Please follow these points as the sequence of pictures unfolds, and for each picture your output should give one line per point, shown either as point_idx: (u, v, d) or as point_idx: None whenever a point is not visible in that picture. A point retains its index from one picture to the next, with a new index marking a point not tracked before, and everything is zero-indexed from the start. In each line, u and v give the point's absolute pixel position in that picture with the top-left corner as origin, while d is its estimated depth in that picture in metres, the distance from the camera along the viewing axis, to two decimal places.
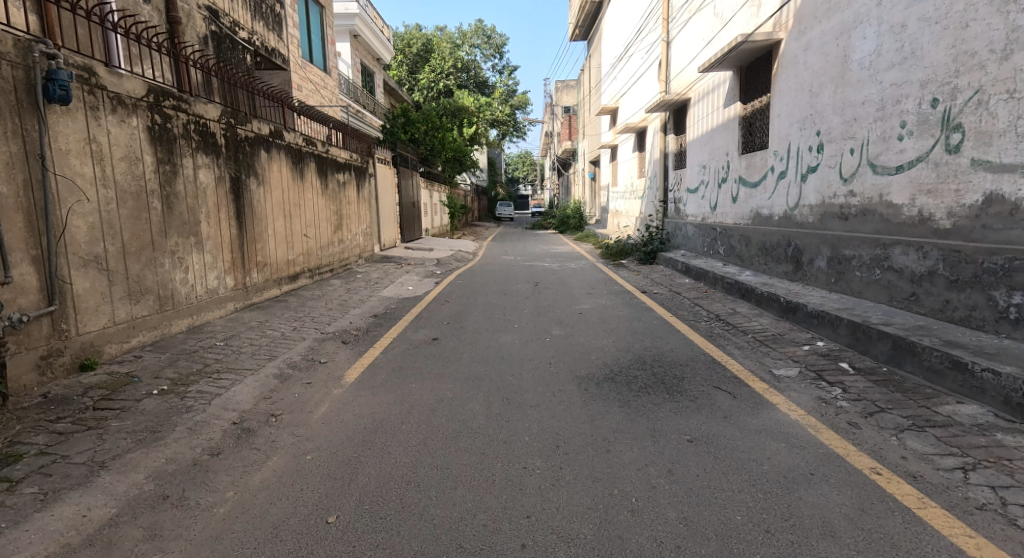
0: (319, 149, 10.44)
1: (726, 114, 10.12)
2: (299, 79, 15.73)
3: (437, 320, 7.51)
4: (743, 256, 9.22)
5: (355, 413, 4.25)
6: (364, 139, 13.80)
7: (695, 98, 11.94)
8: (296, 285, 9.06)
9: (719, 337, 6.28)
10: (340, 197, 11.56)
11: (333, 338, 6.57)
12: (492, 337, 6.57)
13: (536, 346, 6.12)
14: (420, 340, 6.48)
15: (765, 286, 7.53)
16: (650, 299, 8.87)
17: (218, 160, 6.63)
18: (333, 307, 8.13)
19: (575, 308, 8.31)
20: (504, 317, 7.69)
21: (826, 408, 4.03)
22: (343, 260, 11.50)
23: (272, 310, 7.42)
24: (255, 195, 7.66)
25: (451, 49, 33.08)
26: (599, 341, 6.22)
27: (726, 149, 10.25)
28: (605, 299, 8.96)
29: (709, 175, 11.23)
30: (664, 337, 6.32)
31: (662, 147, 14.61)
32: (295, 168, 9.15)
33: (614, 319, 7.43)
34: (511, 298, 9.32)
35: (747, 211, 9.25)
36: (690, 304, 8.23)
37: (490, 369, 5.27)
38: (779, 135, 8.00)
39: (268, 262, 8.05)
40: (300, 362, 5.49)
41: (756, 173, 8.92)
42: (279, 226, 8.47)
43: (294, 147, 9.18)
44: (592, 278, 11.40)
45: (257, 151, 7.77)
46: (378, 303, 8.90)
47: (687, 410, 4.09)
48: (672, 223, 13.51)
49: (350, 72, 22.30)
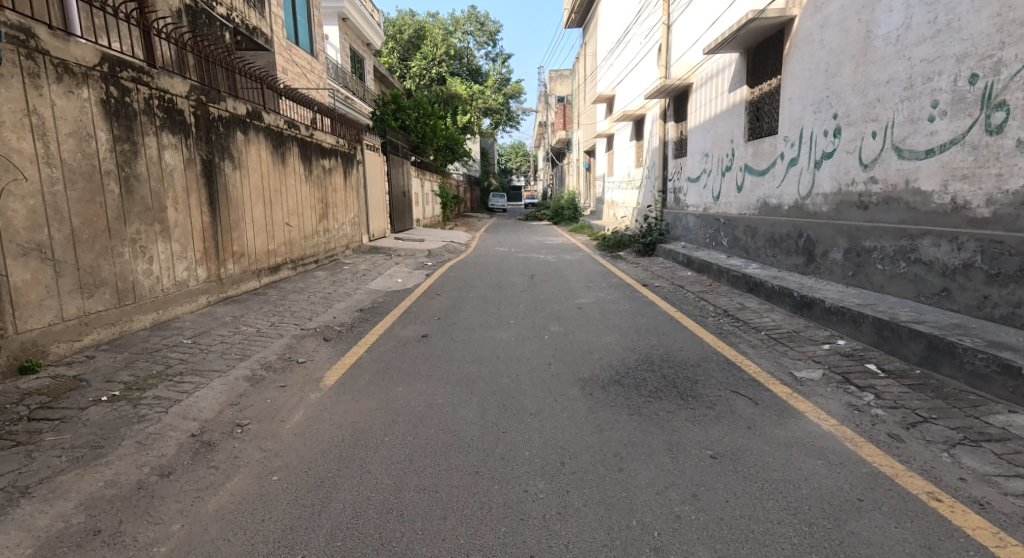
0: (303, 133, 9.90)
1: (731, 99, 9.67)
2: (285, 62, 15.13)
3: (428, 316, 7.04)
4: (749, 248, 8.78)
5: (333, 422, 3.77)
6: (352, 125, 13.25)
7: (698, 83, 11.48)
8: (277, 277, 8.55)
9: (730, 334, 5.86)
10: (326, 184, 11.03)
11: (314, 334, 6.08)
12: (487, 334, 6.12)
13: (534, 344, 5.67)
14: (409, 338, 6.01)
15: (775, 279, 7.11)
16: (653, 293, 8.43)
17: (187, 140, 6.13)
18: (316, 301, 7.62)
19: (574, 302, 7.87)
20: (499, 312, 7.24)
21: (860, 416, 3.58)
22: (329, 250, 10.98)
23: (249, 304, 6.90)
24: (231, 180, 7.14)
25: (444, 35, 32.43)
26: (601, 338, 5.79)
27: (731, 136, 9.80)
28: (605, 293, 8.53)
29: (711, 164, 10.80)
30: (671, 335, 5.89)
31: (661, 135, 14.16)
32: (276, 153, 8.62)
33: (616, 314, 6.99)
34: (507, 291, 8.85)
35: (754, 201, 8.81)
36: (695, 298, 7.79)
37: (485, 371, 4.82)
38: (789, 119, 7.55)
39: (246, 252, 7.53)
40: (276, 362, 5.00)
41: (763, 160, 8.48)
42: (259, 213, 7.95)
43: (275, 130, 8.64)
44: (590, 271, 10.96)
45: (233, 133, 7.24)
46: (365, 297, 8.40)
47: (705, 419, 3.67)
48: (672, 213, 13.07)
49: (339, 56, 21.74)
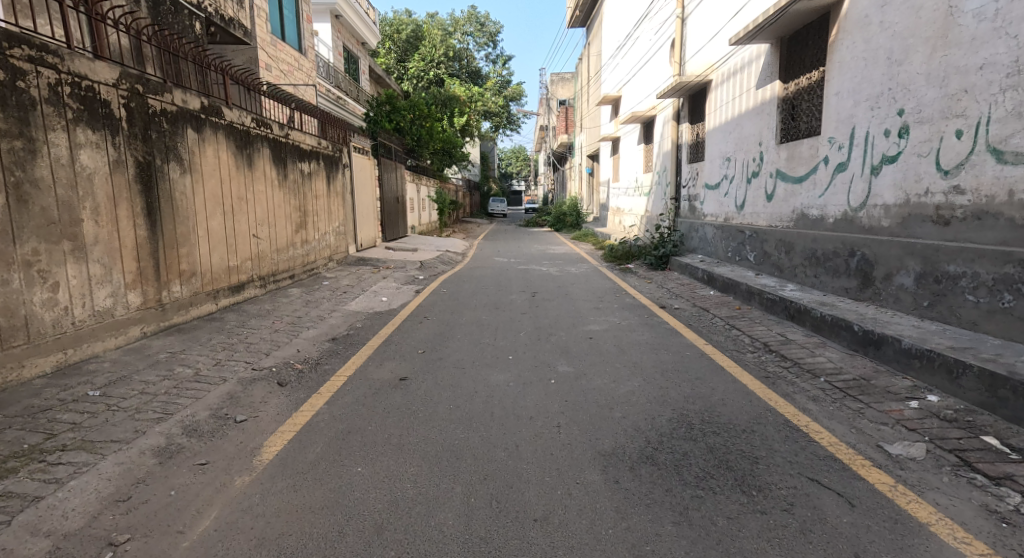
0: (276, 133, 8.80)
1: (760, 96, 8.60)
2: (268, 58, 14.10)
3: (411, 349, 5.96)
4: (783, 266, 7.69)
5: (258, 536, 2.68)
6: (337, 125, 12.16)
7: (719, 80, 10.41)
8: (241, 296, 7.44)
9: (780, 380, 4.73)
10: (304, 190, 9.91)
11: (267, 376, 4.95)
12: (479, 377, 5.01)
13: (537, 394, 4.56)
14: (385, 382, 4.91)
15: (824, 306, 6.00)
16: (673, 319, 7.31)
17: (116, 137, 5.05)
18: (281, 329, 6.51)
19: (583, 330, 6.75)
20: (495, 343, 6.12)
21: (1017, 540, 2.50)
22: (306, 264, 9.85)
23: (197, 334, 5.78)
24: (177, 186, 6.02)
25: (442, 35, 31.40)
26: (621, 387, 4.67)
27: (759, 138, 8.72)
28: (618, 318, 7.41)
29: (734, 170, 9.74)
30: (708, 381, 4.77)
31: (674, 138, 13.06)
32: (240, 154, 7.51)
33: (635, 349, 5.88)
34: (505, 313, 7.73)
35: (790, 213, 7.70)
36: (724, 327, 6.69)
37: (474, 439, 3.71)
38: (837, 117, 6.44)
39: (198, 270, 6.42)
40: (206, 422, 3.88)
41: (801, 165, 7.38)
42: (216, 224, 6.85)
43: (240, 127, 7.54)
44: (598, 288, 9.83)
45: (183, 130, 6.14)
46: (342, 321, 7.30)
47: (785, 538, 2.57)
48: (687, 223, 11.99)
49: (331, 55, 20.72)
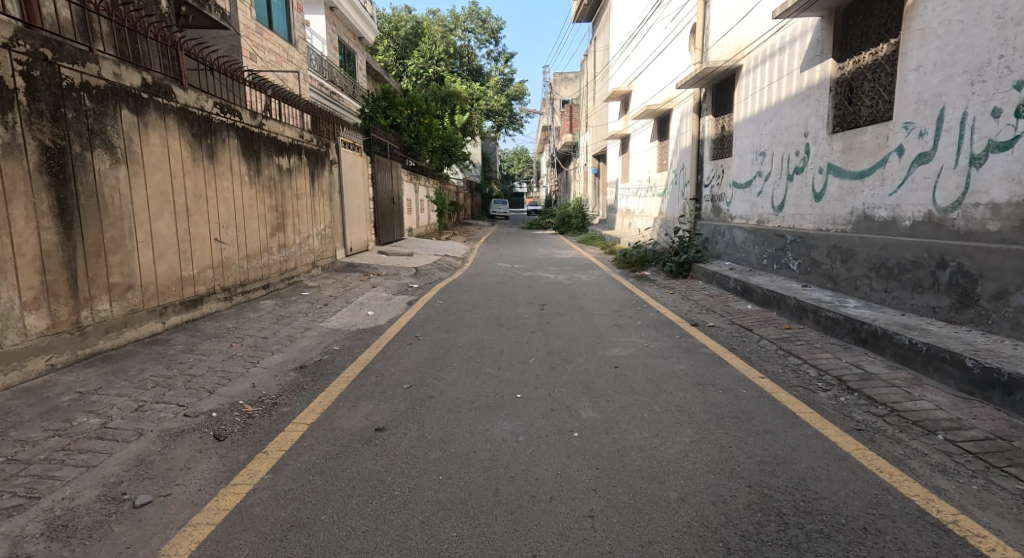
0: (248, 121, 7.65)
1: (807, 78, 7.42)
2: (252, 46, 12.96)
3: (394, 385, 4.81)
4: (840, 277, 6.52)
5: None
6: (325, 116, 11.02)
7: (752, 65, 9.24)
8: (198, 312, 6.29)
9: (881, 435, 3.57)
10: (281, 188, 8.73)
11: (203, 425, 3.78)
12: (481, 428, 3.85)
13: (559, 458, 3.40)
14: (356, 436, 3.75)
15: (909, 329, 4.85)
16: (711, 341, 6.14)
17: (6, 114, 3.93)
18: (242, 354, 5.36)
19: (605, 356, 5.59)
20: (499, 377, 4.95)
21: None
22: (283, 271, 8.68)
23: (128, 364, 4.63)
24: (107, 180, 4.88)
25: (443, 31, 30.28)
26: (669, 448, 3.50)
27: (804, 127, 7.53)
28: (644, 339, 6.23)
29: (771, 165, 8.55)
30: (784, 435, 3.61)
31: (695, 132, 11.87)
32: (199, 143, 6.35)
33: (675, 383, 4.72)
34: (510, 332, 6.57)
35: (847, 214, 6.52)
36: (778, 353, 5.50)
37: (480, 544, 2.58)
38: (918, 98, 5.30)
39: (138, 283, 5.26)
40: (86, 511, 2.73)
41: (864, 158, 6.20)
42: (165, 227, 5.70)
43: (200, 112, 6.39)
44: (616, 299, 8.64)
45: (116, 111, 4.99)
46: (319, 342, 6.17)
47: None
48: (711, 225, 10.82)
49: (325, 48, 19.58)
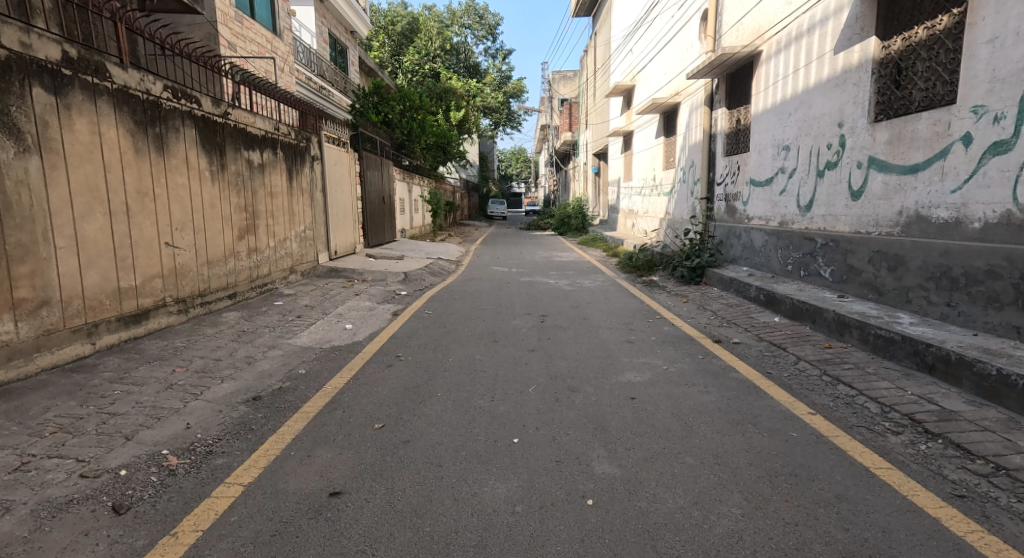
0: (210, 109, 6.77)
1: (842, 60, 6.55)
2: (231, 36, 12.07)
3: (362, 424, 3.92)
4: (886, 287, 5.66)
5: None
6: (305, 108, 10.13)
7: (773, 49, 8.37)
8: (143, 328, 5.41)
9: (995, 507, 2.70)
10: (251, 185, 7.85)
11: (101, 490, 2.91)
12: (466, 495, 2.97)
13: (572, 547, 2.54)
14: (302, 506, 2.88)
15: (992, 354, 4.00)
16: (739, 362, 5.26)
17: None
18: (183, 382, 4.47)
19: (618, 383, 4.71)
20: (493, 413, 4.07)
21: None
22: (252, 278, 7.79)
23: (27, 401, 3.74)
24: (12, 173, 4.04)
25: (439, 27, 29.37)
26: (715, 528, 2.63)
27: (838, 116, 6.66)
28: (661, 360, 5.35)
29: (797, 161, 7.68)
30: (865, 506, 2.74)
31: (706, 126, 11.00)
32: (144, 132, 5.47)
33: (707, 423, 3.83)
34: (505, 351, 5.68)
35: (894, 214, 5.67)
36: (824, 380, 4.63)
37: None
38: (992, 76, 4.48)
39: (58, 297, 4.41)
40: None
41: (916, 148, 5.35)
42: (97, 229, 4.82)
43: (146, 96, 5.53)
44: (625, 309, 7.75)
45: (23, 90, 4.14)
46: (282, 364, 5.28)
47: None
48: (726, 227, 9.95)
49: (315, 42, 18.60)
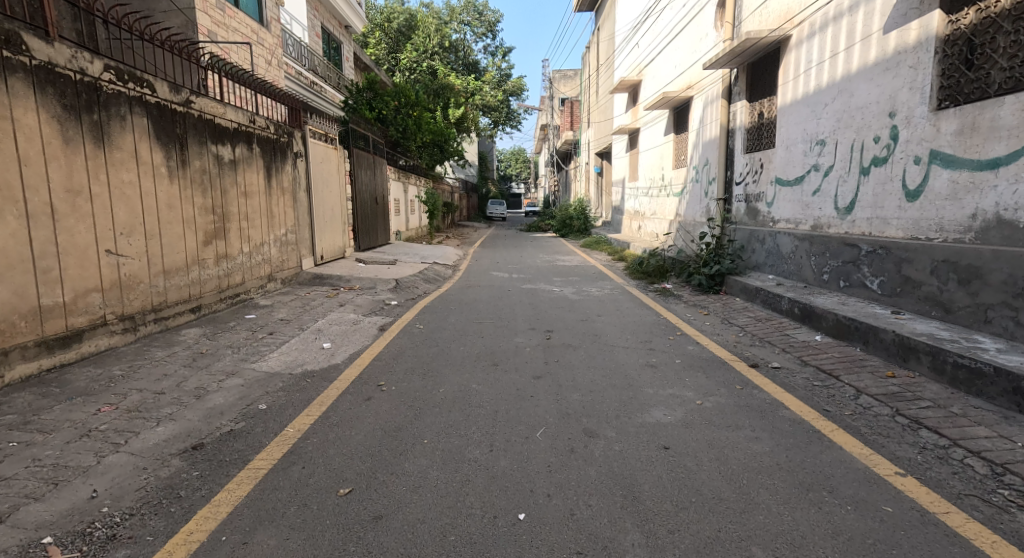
0: (168, 95, 5.89)
1: (895, 38, 5.66)
2: (212, 25, 11.17)
3: (323, 488, 3.06)
4: (956, 304, 4.79)
5: None
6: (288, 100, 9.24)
7: (805, 33, 7.50)
8: (75, 353, 4.56)
9: None
10: (220, 183, 6.96)
11: None
12: None
13: None
14: None
15: None
16: (787, 395, 4.37)
17: None
18: (105, 426, 3.61)
19: (644, 425, 3.83)
20: (491, 470, 3.20)
21: None
22: (221, 288, 6.90)
23: None
24: None
25: (437, 24, 28.49)
26: None
27: (889, 104, 5.77)
28: (692, 392, 4.47)
29: (835, 157, 6.80)
30: None
31: (723, 120, 10.12)
32: (76, 119, 4.60)
33: (769, 490, 2.94)
34: (506, 379, 4.81)
35: (968, 217, 4.80)
36: (901, 421, 3.75)
37: None
38: None
39: None
40: None
41: (999, 139, 4.49)
42: (6, 235, 3.96)
43: (79, 76, 4.66)
44: (641, 323, 6.87)
45: None
46: (238, 396, 4.39)
47: None
48: (748, 230, 9.06)
49: (307, 36, 17.72)
